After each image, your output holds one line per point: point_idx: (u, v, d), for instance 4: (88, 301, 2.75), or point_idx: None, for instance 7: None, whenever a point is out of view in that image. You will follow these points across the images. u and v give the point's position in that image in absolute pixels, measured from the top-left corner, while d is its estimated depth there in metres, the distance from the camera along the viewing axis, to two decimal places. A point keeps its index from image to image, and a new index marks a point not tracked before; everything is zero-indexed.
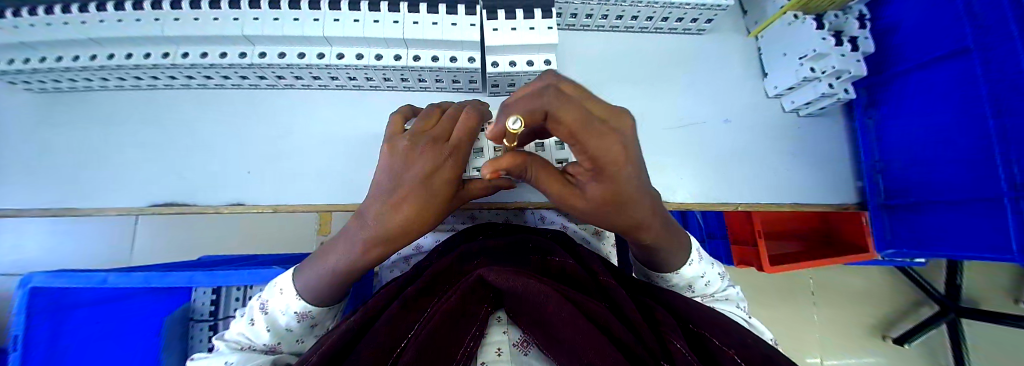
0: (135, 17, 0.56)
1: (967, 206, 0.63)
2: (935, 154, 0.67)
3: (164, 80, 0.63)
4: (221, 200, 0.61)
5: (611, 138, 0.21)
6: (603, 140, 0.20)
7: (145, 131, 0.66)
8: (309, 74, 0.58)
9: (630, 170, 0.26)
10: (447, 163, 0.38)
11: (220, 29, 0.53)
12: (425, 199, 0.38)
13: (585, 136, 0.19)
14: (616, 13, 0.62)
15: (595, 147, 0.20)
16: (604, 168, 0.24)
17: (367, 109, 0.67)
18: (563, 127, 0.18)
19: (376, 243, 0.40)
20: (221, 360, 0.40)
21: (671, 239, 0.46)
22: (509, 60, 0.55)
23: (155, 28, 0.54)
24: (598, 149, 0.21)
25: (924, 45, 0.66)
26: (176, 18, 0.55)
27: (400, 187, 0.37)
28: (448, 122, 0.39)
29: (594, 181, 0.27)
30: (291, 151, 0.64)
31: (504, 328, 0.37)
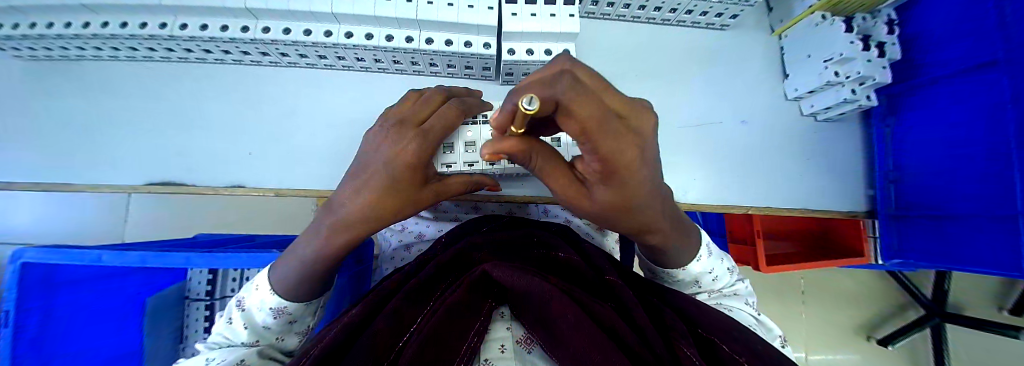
0: None
1: (976, 219, 0.65)
2: (953, 167, 0.67)
3: (161, 52, 0.60)
4: (221, 181, 0.59)
5: (627, 138, 0.19)
6: (615, 137, 0.18)
7: (141, 106, 0.63)
8: (315, 53, 0.56)
9: (643, 173, 0.24)
10: (410, 146, 0.32)
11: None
12: (388, 184, 0.33)
13: (598, 136, 0.17)
14: (639, 3, 0.59)
15: (607, 148, 0.19)
16: (614, 171, 0.22)
17: (374, 92, 0.65)
18: (578, 123, 0.16)
19: (341, 228, 0.37)
20: (199, 358, 0.39)
21: (678, 237, 0.45)
22: (526, 48, 0.52)
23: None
24: (609, 150, 0.19)
25: (954, 54, 0.64)
26: None
27: (365, 170, 0.34)
28: (424, 106, 0.36)
29: (604, 184, 0.25)
30: (295, 132, 0.62)
31: (508, 324, 0.36)
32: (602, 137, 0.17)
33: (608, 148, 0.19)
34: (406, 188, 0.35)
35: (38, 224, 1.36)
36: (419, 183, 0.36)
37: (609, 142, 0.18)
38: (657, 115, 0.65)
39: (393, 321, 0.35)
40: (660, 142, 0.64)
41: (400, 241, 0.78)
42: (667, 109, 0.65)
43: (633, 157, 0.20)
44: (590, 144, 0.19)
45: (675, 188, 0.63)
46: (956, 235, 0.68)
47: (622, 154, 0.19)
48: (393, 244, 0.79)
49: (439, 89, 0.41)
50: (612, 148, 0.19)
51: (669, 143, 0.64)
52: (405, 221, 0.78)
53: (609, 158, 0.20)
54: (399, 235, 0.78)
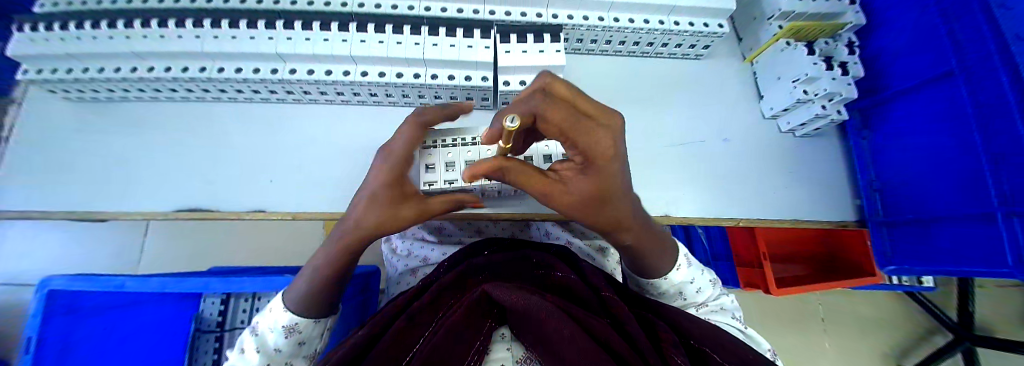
0: (177, 34, 0.61)
1: (966, 222, 0.61)
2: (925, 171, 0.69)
3: (196, 93, 0.67)
4: (241, 207, 0.64)
5: (599, 131, 0.28)
6: (590, 133, 0.28)
7: (173, 140, 0.69)
8: (333, 90, 0.62)
9: (616, 165, 0.31)
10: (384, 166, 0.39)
11: (256, 47, 0.57)
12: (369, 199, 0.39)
13: (575, 131, 0.28)
14: (621, 38, 0.66)
15: (584, 141, 0.28)
16: (594, 160, 0.30)
17: (385, 123, 0.71)
18: (554, 121, 0.28)
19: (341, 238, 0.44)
20: None
21: (653, 239, 0.47)
22: (519, 80, 0.59)
23: (195, 44, 0.59)
24: (587, 143, 0.28)
25: (911, 71, 0.70)
26: (216, 36, 0.60)
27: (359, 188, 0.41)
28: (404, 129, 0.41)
29: (583, 175, 0.32)
30: (313, 160, 0.67)
31: (507, 346, 0.43)
32: (578, 132, 0.28)
33: (584, 140, 0.28)
34: (393, 201, 0.40)
35: (55, 256, 1.40)
36: (396, 197, 0.40)
37: (584, 135, 0.28)
38: (645, 136, 0.69)
39: (400, 338, 0.39)
40: (650, 161, 0.68)
41: (406, 265, 0.80)
42: (655, 130, 0.70)
43: (607, 148, 0.29)
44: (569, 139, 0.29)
45: (668, 204, 0.65)
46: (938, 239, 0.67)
47: (597, 145, 0.28)
48: (398, 268, 0.81)
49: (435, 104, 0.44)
50: (587, 139, 0.28)
51: (658, 162, 0.68)
52: (411, 246, 0.81)
53: (585, 149, 0.29)
54: (405, 259, 0.80)
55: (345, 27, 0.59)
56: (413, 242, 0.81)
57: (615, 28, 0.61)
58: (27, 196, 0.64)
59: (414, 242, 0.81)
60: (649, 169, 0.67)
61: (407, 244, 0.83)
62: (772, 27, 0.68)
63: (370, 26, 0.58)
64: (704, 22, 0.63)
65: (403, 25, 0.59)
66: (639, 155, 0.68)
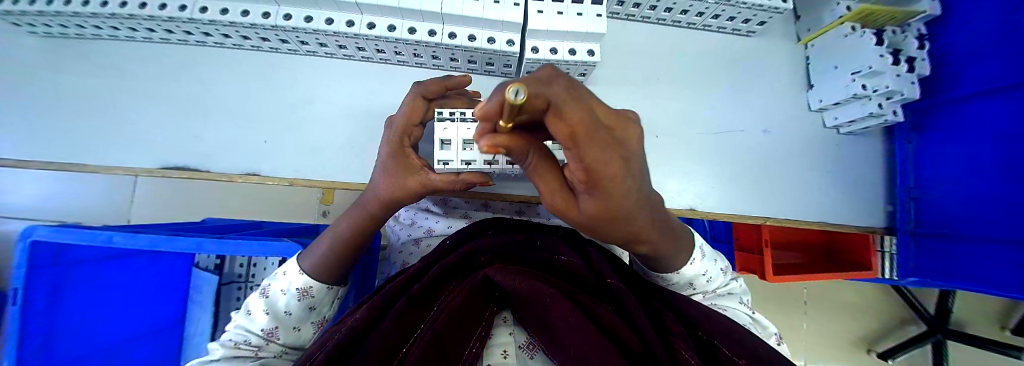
0: None
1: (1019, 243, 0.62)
2: (980, 178, 0.67)
3: (180, 35, 0.60)
4: (237, 167, 0.59)
5: (617, 151, 0.14)
6: (605, 150, 0.13)
7: (157, 88, 0.62)
8: (335, 42, 0.55)
9: (633, 185, 0.18)
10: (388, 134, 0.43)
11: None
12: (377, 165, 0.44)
13: (586, 145, 0.12)
14: (665, 5, 0.58)
15: (593, 159, 0.13)
16: (597, 183, 0.16)
17: (393, 85, 0.64)
18: (563, 129, 0.12)
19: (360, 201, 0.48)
20: None
21: (669, 247, 0.41)
22: (550, 46, 0.52)
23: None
24: (595, 162, 0.14)
25: (980, 75, 0.65)
26: None
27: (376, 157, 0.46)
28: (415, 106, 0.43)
29: (587, 194, 0.19)
30: (312, 121, 0.62)
31: (510, 330, 0.41)
32: (591, 150, 0.12)
33: (595, 160, 0.13)
34: (398, 168, 0.42)
35: (46, 203, 1.36)
36: (398, 162, 0.42)
37: (596, 154, 0.13)
38: (676, 121, 0.64)
39: (399, 324, 0.38)
40: (677, 148, 0.63)
41: (409, 235, 0.77)
42: (687, 115, 0.64)
43: (617, 171, 0.15)
44: (573, 152, 0.14)
45: (691, 195, 0.62)
46: (973, 255, 0.69)
47: (605, 167, 0.14)
48: (402, 238, 0.78)
49: (436, 78, 0.46)
50: (598, 160, 0.13)
51: (687, 150, 0.63)
52: (415, 215, 0.78)
53: (593, 169, 0.14)
54: (408, 228, 0.77)
55: None
56: (417, 212, 0.77)
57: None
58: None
59: (419, 212, 0.78)
60: (675, 157, 0.63)
61: (411, 214, 0.80)
62: (839, 7, 0.61)
63: None
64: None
65: None
66: (667, 141, 0.63)
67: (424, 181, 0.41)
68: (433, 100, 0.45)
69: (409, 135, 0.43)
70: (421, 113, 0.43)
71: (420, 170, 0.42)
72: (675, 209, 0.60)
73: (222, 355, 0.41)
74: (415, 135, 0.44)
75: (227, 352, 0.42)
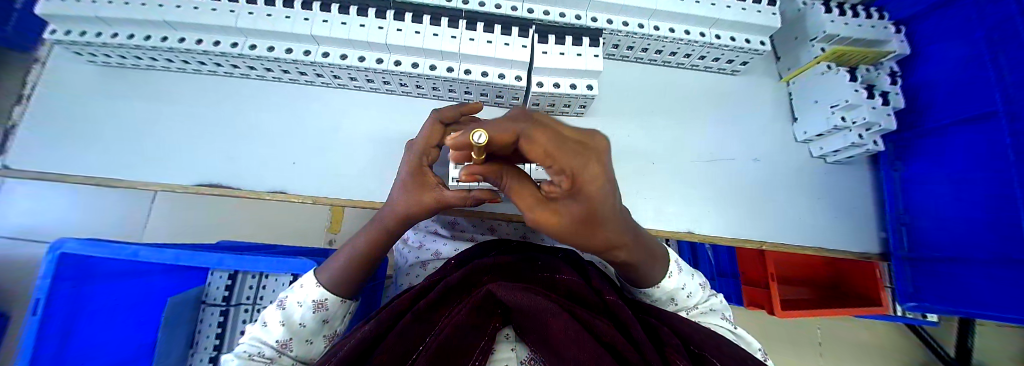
0: (211, 7, 0.59)
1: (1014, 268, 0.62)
2: (966, 206, 0.69)
3: (226, 67, 0.67)
4: (263, 186, 0.64)
5: (591, 158, 0.16)
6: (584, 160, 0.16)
7: (198, 112, 0.69)
8: (364, 77, 0.62)
9: (610, 191, 0.20)
10: (409, 155, 0.48)
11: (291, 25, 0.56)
12: (397, 183, 0.48)
13: (559, 155, 0.15)
14: (656, 48, 0.65)
15: (572, 169, 0.15)
16: (580, 191, 0.18)
17: (410, 114, 0.70)
18: (534, 148, 0.15)
19: (378, 219, 0.52)
20: None
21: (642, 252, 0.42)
22: (554, 82, 0.57)
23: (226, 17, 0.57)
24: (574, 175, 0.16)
25: (955, 107, 0.71)
26: (250, 12, 0.58)
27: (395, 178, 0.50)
28: (437, 130, 0.47)
29: (570, 200, 0.21)
30: (335, 145, 0.67)
31: (512, 345, 0.43)
32: (564, 157, 0.14)
33: (576, 171, 0.15)
34: (417, 186, 0.46)
35: (66, 218, 1.42)
36: (420, 181, 0.46)
37: (575, 163, 0.15)
38: (671, 149, 0.68)
39: (405, 339, 0.40)
40: (673, 175, 0.67)
41: (417, 257, 0.78)
42: (682, 144, 0.69)
43: (597, 175, 0.16)
44: (555, 168, 0.16)
45: (689, 219, 0.65)
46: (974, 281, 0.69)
47: (586, 172, 0.15)
48: (409, 260, 0.80)
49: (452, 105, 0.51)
50: (578, 167, 0.15)
51: (683, 177, 0.67)
52: (423, 238, 0.80)
53: (577, 180, 0.16)
54: (416, 251, 0.79)
55: (382, 13, 0.57)
56: (426, 235, 0.80)
57: (656, 37, 0.59)
58: (50, 156, 0.64)
59: (427, 234, 0.80)
60: (671, 184, 0.66)
61: (420, 236, 0.82)
62: (814, 48, 0.67)
63: (407, 15, 0.57)
64: (745, 38, 0.62)
65: (442, 16, 0.57)
66: (663, 168, 0.67)
67: (440, 198, 0.45)
68: (450, 125, 0.50)
69: (428, 156, 0.47)
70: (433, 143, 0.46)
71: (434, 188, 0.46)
72: (673, 232, 0.63)
73: None
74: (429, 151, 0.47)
75: (241, 363, 0.42)
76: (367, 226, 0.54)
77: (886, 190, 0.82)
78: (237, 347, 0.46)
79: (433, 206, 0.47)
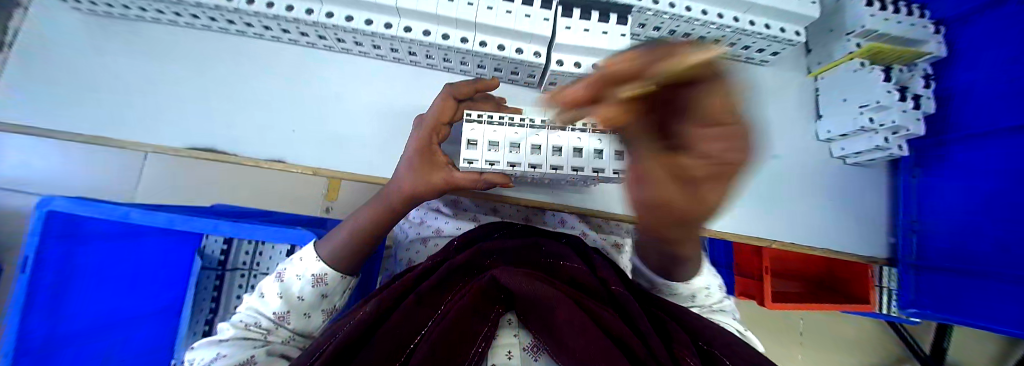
0: None
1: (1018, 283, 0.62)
2: (978, 222, 0.70)
3: (221, 23, 0.62)
4: (264, 154, 0.61)
5: (732, 140, 0.17)
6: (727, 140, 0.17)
7: (193, 72, 0.65)
8: (372, 42, 0.58)
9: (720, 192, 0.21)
10: (426, 134, 0.46)
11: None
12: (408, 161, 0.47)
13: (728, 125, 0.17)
14: (684, 31, 0.61)
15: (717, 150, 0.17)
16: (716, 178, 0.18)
17: (419, 86, 0.67)
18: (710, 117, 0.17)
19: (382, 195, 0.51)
20: (214, 352, 0.40)
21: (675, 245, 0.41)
22: (574, 61, 0.54)
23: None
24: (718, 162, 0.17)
25: (993, 116, 0.68)
26: None
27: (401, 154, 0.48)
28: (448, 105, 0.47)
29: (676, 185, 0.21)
30: (340, 115, 0.64)
31: (515, 332, 0.42)
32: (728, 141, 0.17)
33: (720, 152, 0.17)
34: (425, 164, 0.46)
35: (56, 177, 1.37)
36: (432, 161, 0.46)
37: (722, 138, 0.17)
38: None
39: (409, 322, 0.39)
40: None
41: (417, 234, 0.77)
42: None
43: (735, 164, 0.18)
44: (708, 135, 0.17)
45: None
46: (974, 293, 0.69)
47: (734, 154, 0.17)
48: (409, 236, 0.78)
49: (468, 80, 0.50)
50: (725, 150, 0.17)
51: None
52: (425, 215, 0.78)
53: (720, 161, 0.17)
54: (417, 227, 0.78)
55: None
56: (427, 212, 0.78)
57: (687, 18, 0.55)
58: (34, 111, 0.60)
59: (428, 212, 0.79)
60: None
61: (421, 212, 0.80)
62: (849, 44, 0.64)
63: None
64: (779, 27, 0.58)
65: None
66: None
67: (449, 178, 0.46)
68: (462, 101, 0.49)
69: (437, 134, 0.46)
70: (445, 120, 0.47)
71: (444, 167, 0.47)
72: None
73: (230, 338, 0.41)
74: (439, 129, 0.47)
75: (237, 333, 0.42)
76: (371, 201, 0.53)
77: (902, 195, 0.81)
78: (235, 314, 0.45)
79: (437, 182, 0.46)
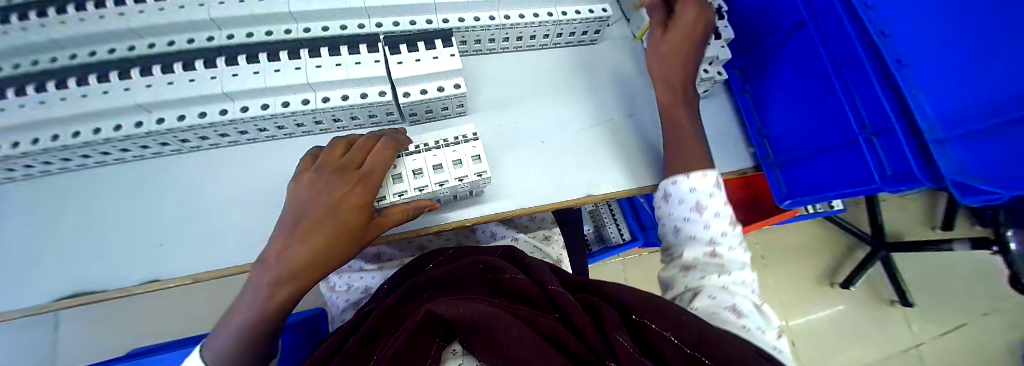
0: (38, 99, 0.56)
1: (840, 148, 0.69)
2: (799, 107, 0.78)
3: (66, 162, 0.60)
4: (132, 279, 0.57)
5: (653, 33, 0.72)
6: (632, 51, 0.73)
7: (26, 225, 0.60)
8: (235, 130, 0.60)
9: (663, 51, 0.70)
10: (355, 189, 0.45)
11: (131, 98, 0.54)
12: (330, 223, 0.42)
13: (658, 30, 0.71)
14: (513, 35, 0.73)
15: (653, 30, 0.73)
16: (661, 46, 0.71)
17: (294, 155, 0.68)
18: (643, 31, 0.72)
19: (288, 278, 0.41)
20: None
21: (670, 73, 0.68)
22: (419, 89, 0.58)
23: (59, 108, 0.54)
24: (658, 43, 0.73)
25: (775, 25, 0.80)
26: (83, 94, 0.56)
27: (306, 218, 0.42)
28: (359, 154, 0.49)
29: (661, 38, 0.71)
30: (214, 211, 0.63)
31: (459, 361, 0.41)
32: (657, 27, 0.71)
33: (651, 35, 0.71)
34: (343, 221, 0.43)
35: None
36: (364, 219, 0.46)
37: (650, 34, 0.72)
38: (554, 124, 0.74)
39: None
40: (566, 150, 0.72)
41: (347, 301, 0.74)
42: (564, 117, 0.75)
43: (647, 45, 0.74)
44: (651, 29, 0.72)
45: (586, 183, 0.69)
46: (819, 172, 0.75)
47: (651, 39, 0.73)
48: (340, 306, 0.74)
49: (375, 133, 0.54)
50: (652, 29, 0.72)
51: (573, 149, 0.72)
52: (349, 279, 0.75)
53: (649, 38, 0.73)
54: (344, 295, 0.74)
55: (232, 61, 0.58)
56: (352, 275, 0.75)
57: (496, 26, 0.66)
58: None
59: (353, 274, 0.75)
60: (568, 154, 0.71)
61: (345, 278, 0.76)
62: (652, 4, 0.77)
63: (265, 55, 0.59)
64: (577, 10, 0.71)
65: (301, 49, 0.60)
66: (554, 143, 0.72)
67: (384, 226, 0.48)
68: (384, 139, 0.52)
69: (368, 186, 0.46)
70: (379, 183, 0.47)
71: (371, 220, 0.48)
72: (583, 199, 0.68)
73: None
74: (376, 184, 0.47)
75: None
76: (255, 284, 0.41)
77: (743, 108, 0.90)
78: None
79: (365, 237, 0.47)
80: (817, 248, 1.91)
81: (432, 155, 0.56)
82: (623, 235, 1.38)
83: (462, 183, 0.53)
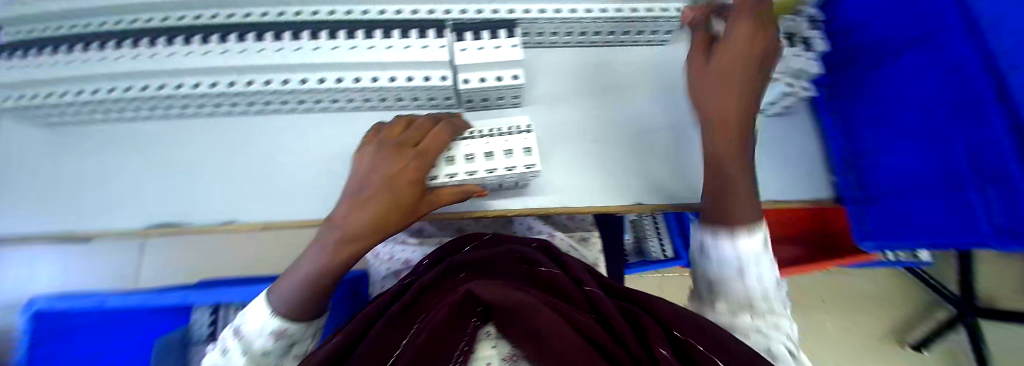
0: (156, 52, 0.65)
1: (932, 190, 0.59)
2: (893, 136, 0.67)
3: (180, 108, 0.71)
4: (216, 217, 0.67)
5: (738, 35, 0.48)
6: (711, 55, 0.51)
7: (147, 158, 0.73)
8: (312, 98, 0.66)
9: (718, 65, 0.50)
10: (410, 165, 0.47)
11: (228, 60, 0.61)
12: (386, 196, 0.45)
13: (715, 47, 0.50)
14: (578, 30, 0.71)
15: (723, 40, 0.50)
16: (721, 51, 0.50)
17: (356, 128, 0.74)
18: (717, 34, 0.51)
19: (344, 242, 0.45)
20: None
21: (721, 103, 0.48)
22: (480, 76, 0.58)
23: (173, 62, 0.63)
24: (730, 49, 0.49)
25: (884, 38, 0.68)
26: (192, 52, 0.64)
27: (366, 189, 0.46)
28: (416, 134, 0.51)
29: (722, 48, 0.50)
30: (285, 169, 0.70)
31: (493, 343, 0.39)
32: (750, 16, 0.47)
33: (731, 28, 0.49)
34: (396, 196, 0.45)
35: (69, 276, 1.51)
36: (416, 196, 0.48)
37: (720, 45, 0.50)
38: (604, 126, 0.71)
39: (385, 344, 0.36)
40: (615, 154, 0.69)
41: (388, 269, 0.80)
42: (617, 120, 0.72)
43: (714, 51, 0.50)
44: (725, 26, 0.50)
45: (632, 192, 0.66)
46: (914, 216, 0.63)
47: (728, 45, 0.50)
48: (382, 272, 0.82)
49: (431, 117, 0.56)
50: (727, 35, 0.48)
51: (622, 153, 0.69)
52: (393, 249, 0.81)
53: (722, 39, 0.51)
54: (387, 263, 0.81)
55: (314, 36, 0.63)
56: (395, 245, 0.81)
57: (561, 19, 0.65)
58: (16, 218, 0.69)
59: (396, 245, 0.81)
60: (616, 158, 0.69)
61: (389, 247, 0.82)
62: None
63: (342, 33, 0.62)
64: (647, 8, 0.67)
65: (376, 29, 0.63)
66: (602, 145, 0.70)
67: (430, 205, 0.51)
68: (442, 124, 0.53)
69: (423, 165, 0.48)
70: (432, 161, 0.50)
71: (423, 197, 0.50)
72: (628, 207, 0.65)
73: None
74: (428, 162, 0.49)
75: None
76: (321, 242, 0.47)
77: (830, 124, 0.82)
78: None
79: (415, 213, 0.49)
80: (890, 300, 1.67)
81: (484, 142, 0.57)
82: (666, 252, 1.30)
83: (510, 173, 0.54)
